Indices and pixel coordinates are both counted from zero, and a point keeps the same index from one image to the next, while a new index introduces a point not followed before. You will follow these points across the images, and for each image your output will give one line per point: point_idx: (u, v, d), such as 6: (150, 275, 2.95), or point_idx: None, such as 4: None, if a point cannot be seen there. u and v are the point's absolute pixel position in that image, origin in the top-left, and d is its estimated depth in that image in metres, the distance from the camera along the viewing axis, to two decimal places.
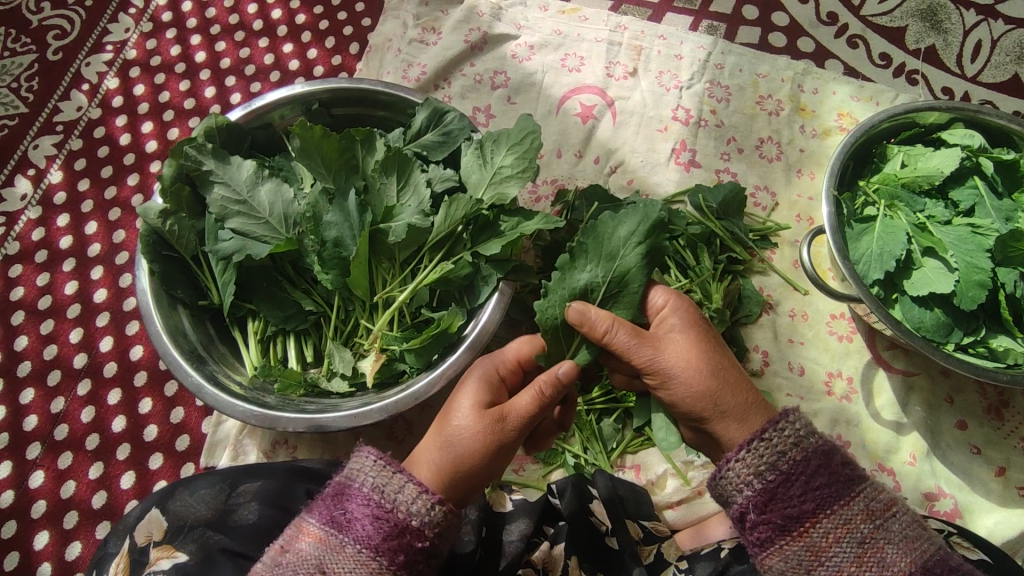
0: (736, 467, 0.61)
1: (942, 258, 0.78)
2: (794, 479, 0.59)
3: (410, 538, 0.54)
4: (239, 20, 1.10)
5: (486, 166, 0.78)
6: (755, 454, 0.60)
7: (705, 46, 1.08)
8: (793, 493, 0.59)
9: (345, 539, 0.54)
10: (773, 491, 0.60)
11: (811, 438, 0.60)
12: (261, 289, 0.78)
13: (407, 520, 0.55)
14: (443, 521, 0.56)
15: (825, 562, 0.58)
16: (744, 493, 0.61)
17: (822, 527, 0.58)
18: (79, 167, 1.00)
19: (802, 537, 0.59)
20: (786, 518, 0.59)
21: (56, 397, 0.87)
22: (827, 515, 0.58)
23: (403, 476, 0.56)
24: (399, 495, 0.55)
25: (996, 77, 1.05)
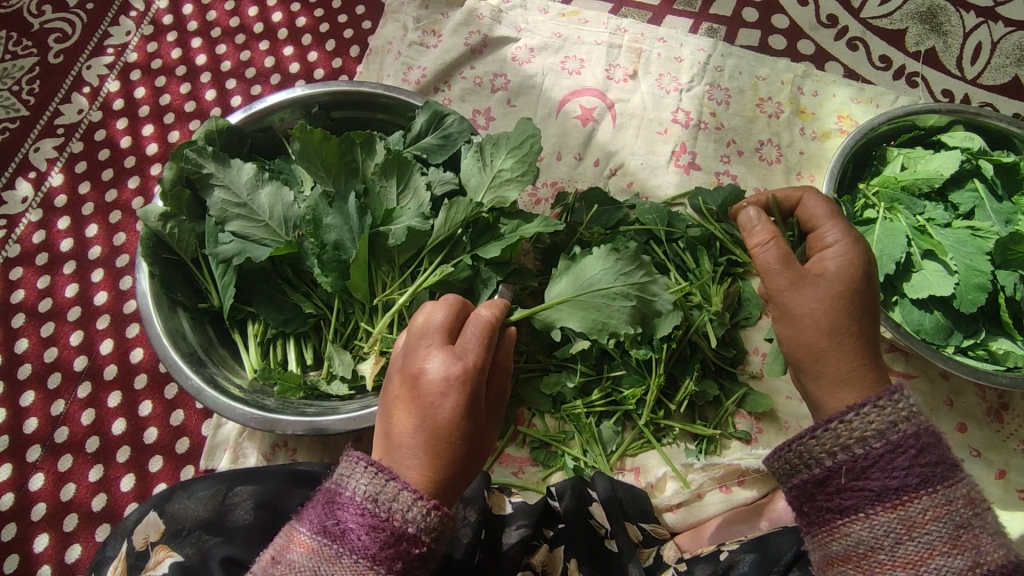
0: (838, 428, 0.56)
1: (941, 261, 0.78)
2: (901, 449, 0.54)
3: (408, 545, 0.51)
4: (239, 23, 1.10)
5: (486, 169, 0.78)
6: (867, 413, 0.56)
7: (705, 48, 1.08)
8: (893, 464, 0.54)
9: (340, 549, 0.50)
10: (873, 458, 0.55)
11: (923, 417, 0.56)
12: (260, 293, 0.78)
13: (402, 527, 0.51)
14: (440, 525, 0.52)
15: (916, 538, 0.53)
16: (840, 455, 0.56)
17: (921, 503, 0.53)
18: (79, 170, 1.00)
19: (894, 509, 0.54)
20: (884, 488, 0.54)
21: (57, 399, 0.87)
22: (928, 491, 0.53)
23: (397, 484, 0.52)
24: (394, 502, 0.51)
25: (996, 79, 1.05)
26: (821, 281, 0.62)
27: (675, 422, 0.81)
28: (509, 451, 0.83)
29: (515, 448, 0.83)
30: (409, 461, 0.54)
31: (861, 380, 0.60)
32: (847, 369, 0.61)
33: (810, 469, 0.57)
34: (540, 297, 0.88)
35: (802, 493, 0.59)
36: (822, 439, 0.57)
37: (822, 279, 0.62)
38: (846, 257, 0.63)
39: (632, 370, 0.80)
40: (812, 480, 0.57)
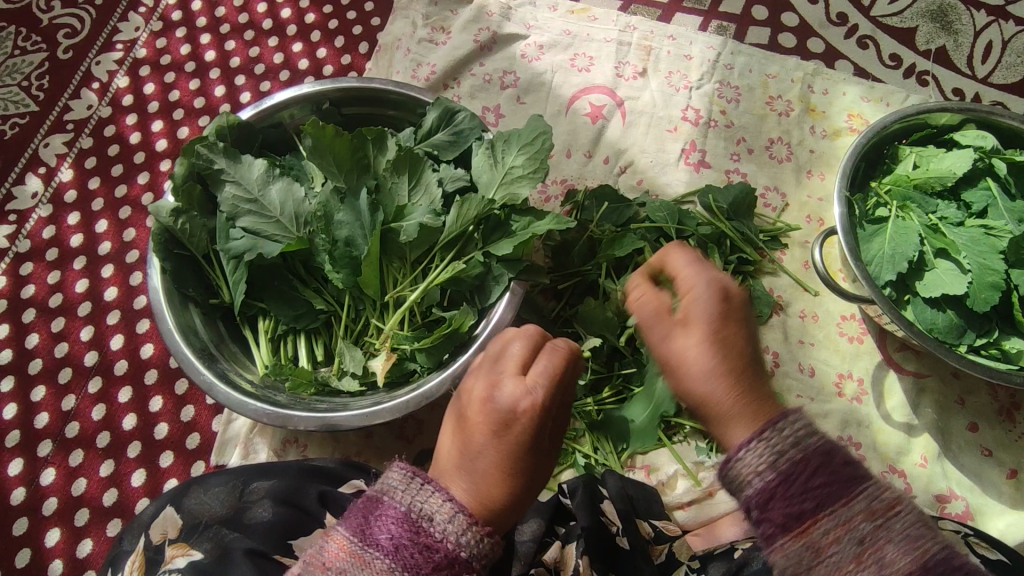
0: (741, 462, 0.52)
1: (954, 260, 0.78)
2: (790, 476, 0.51)
3: (458, 568, 0.50)
4: (248, 19, 1.10)
5: (497, 166, 0.78)
6: (755, 454, 0.51)
7: (715, 45, 1.07)
8: (785, 490, 0.51)
9: (393, 564, 0.49)
10: (774, 490, 0.51)
11: (809, 439, 0.52)
12: (272, 289, 0.78)
13: (456, 550, 0.50)
14: (488, 552, 0.52)
15: (826, 562, 0.51)
16: (751, 488, 0.52)
17: (823, 523, 0.51)
18: (90, 166, 1.00)
19: (801, 536, 0.51)
20: (786, 517, 0.51)
21: (67, 394, 0.87)
22: (826, 513, 0.51)
23: (454, 505, 0.52)
24: (449, 524, 0.51)
25: (1007, 78, 1.05)
26: (689, 350, 0.54)
27: (687, 420, 0.80)
28: None
29: None
30: (462, 490, 0.54)
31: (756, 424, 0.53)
32: (744, 423, 0.52)
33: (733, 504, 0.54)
34: (550, 294, 0.88)
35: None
36: (732, 476, 0.53)
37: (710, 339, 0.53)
38: (699, 300, 0.54)
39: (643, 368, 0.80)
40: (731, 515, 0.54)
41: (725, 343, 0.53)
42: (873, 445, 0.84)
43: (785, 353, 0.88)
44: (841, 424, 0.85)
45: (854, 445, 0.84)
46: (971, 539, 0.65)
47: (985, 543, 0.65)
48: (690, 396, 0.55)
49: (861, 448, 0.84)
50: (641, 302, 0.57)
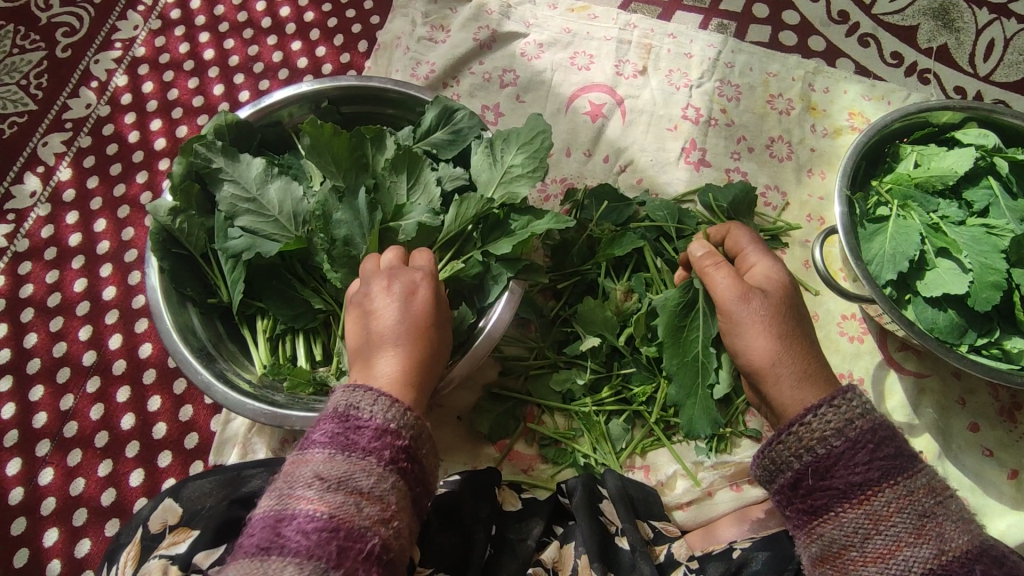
0: (801, 431, 0.60)
1: (956, 259, 0.78)
2: (862, 446, 0.58)
3: (391, 439, 0.55)
4: (247, 18, 1.10)
5: (496, 165, 0.78)
6: (823, 418, 0.59)
7: (715, 44, 1.07)
8: (862, 459, 0.58)
9: (332, 450, 0.54)
10: (836, 456, 0.58)
11: (876, 413, 0.60)
12: (271, 288, 0.78)
13: (385, 423, 0.56)
14: (417, 424, 0.57)
15: (884, 530, 0.56)
16: (803, 458, 0.59)
17: (887, 494, 0.57)
18: (88, 164, 1.00)
19: (864, 504, 0.57)
20: (849, 484, 0.57)
21: (66, 394, 0.87)
22: (890, 484, 0.57)
23: (374, 391, 0.57)
24: (373, 406, 0.56)
25: (1009, 76, 1.04)
26: (759, 315, 0.65)
27: None
28: (518, 448, 0.82)
29: (524, 445, 0.82)
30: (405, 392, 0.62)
31: (817, 385, 0.64)
32: (813, 387, 0.63)
33: (781, 475, 0.61)
34: (549, 293, 0.87)
35: (782, 501, 0.62)
36: (784, 448, 0.60)
37: (739, 299, 0.67)
38: (776, 277, 0.69)
39: (642, 369, 0.80)
40: (780, 488, 0.61)
41: (787, 313, 0.66)
42: None
43: None
44: None
45: None
46: None
47: None
48: (747, 352, 0.66)
49: None
50: (716, 273, 0.69)
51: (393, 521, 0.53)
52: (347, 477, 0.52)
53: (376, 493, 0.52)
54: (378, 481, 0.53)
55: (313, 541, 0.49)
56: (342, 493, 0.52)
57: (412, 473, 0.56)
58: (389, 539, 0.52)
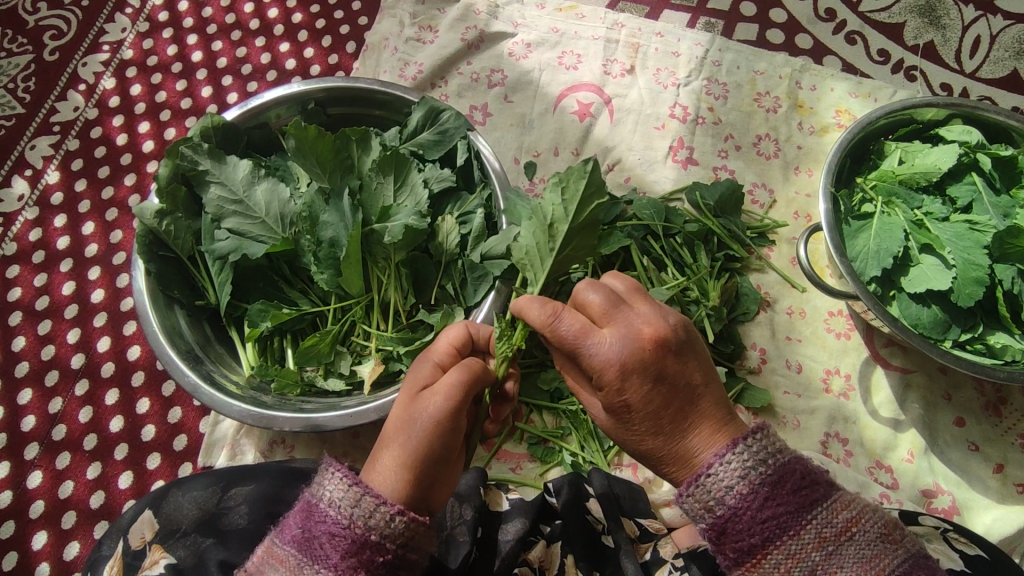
0: (686, 503, 0.55)
1: (939, 255, 0.78)
2: (743, 510, 0.53)
3: (370, 553, 0.52)
4: (235, 20, 1.10)
5: (441, 143, 0.82)
6: (700, 488, 0.54)
7: (703, 43, 1.07)
8: (746, 524, 0.53)
9: (303, 559, 0.52)
10: (722, 526, 0.54)
11: (762, 464, 0.53)
12: (258, 290, 0.79)
13: (364, 534, 0.52)
14: (405, 530, 0.53)
15: None
16: (695, 524, 0.56)
17: (774, 557, 0.52)
18: (76, 167, 1.00)
19: (754, 568, 0.53)
20: (738, 550, 0.54)
21: (55, 397, 0.87)
22: (777, 547, 0.52)
23: (359, 489, 0.54)
24: (354, 509, 0.53)
25: (995, 72, 1.05)
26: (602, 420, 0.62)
27: None
28: (507, 447, 0.83)
29: (512, 444, 0.83)
30: (397, 479, 0.55)
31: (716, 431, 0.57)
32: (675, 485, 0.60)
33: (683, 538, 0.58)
34: None
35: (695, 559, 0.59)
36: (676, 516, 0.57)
37: (590, 405, 0.62)
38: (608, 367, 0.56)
39: None
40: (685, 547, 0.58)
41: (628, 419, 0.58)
42: (859, 441, 0.84)
43: (772, 349, 0.88)
44: (827, 420, 0.85)
45: (840, 441, 0.84)
46: (951, 534, 0.66)
47: (965, 539, 0.65)
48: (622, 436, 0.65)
49: (847, 444, 0.84)
50: (566, 366, 0.63)
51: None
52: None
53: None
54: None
55: None
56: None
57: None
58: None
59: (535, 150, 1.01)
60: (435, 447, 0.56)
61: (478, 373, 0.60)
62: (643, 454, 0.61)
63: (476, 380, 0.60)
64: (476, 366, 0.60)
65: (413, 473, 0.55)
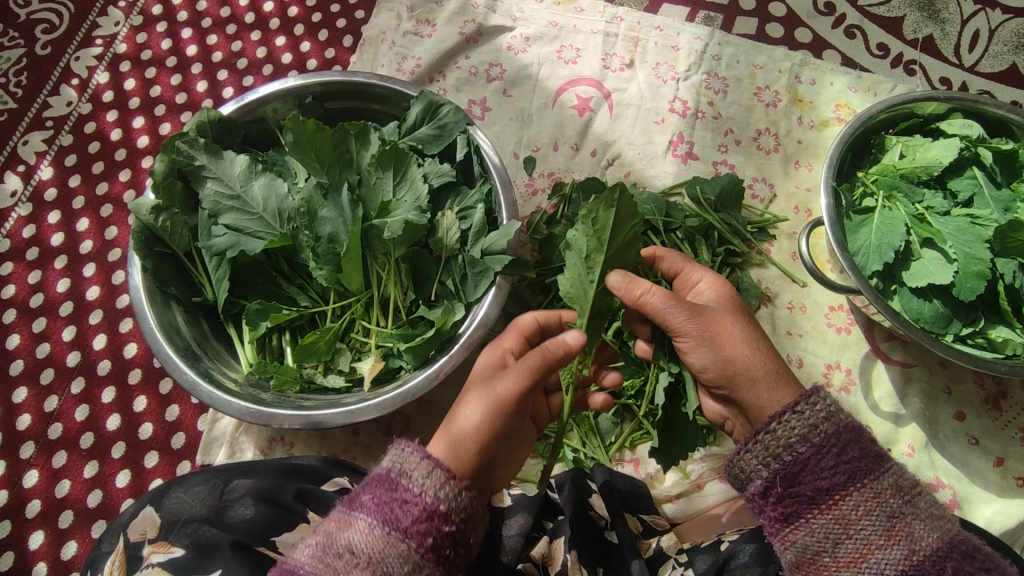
0: (766, 440, 0.60)
1: (941, 249, 0.78)
2: (827, 451, 0.59)
3: (439, 523, 0.54)
4: (230, 13, 1.09)
5: (442, 137, 0.81)
6: (787, 427, 0.60)
7: (702, 37, 1.07)
8: (830, 465, 0.58)
9: (374, 521, 0.53)
10: (803, 463, 0.59)
11: (842, 415, 0.60)
12: (256, 286, 0.78)
13: (435, 504, 0.54)
14: (468, 507, 0.56)
15: (854, 534, 0.57)
16: (772, 466, 0.60)
17: (852, 497, 0.58)
18: (70, 163, 0.98)
19: (832, 508, 0.58)
20: (816, 490, 0.58)
21: (50, 395, 0.86)
22: (856, 488, 0.58)
23: (432, 462, 0.55)
24: (427, 479, 0.55)
25: (993, 66, 1.05)
26: (705, 330, 0.64)
27: None
28: None
29: None
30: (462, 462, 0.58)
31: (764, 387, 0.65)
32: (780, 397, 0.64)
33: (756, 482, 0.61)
34: (539, 288, 0.87)
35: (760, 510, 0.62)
36: (754, 458, 0.61)
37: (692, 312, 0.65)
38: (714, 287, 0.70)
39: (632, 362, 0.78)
40: (752, 495, 0.62)
41: (732, 325, 0.67)
42: None
43: (772, 344, 0.88)
44: None
45: None
46: None
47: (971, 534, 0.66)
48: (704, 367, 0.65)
49: None
50: (652, 298, 0.63)
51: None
52: (379, 559, 0.52)
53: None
54: (410, 571, 0.52)
55: None
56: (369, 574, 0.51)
57: (454, 557, 0.55)
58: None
59: (534, 146, 1.00)
60: (496, 429, 0.59)
61: (555, 354, 0.59)
62: (725, 379, 0.65)
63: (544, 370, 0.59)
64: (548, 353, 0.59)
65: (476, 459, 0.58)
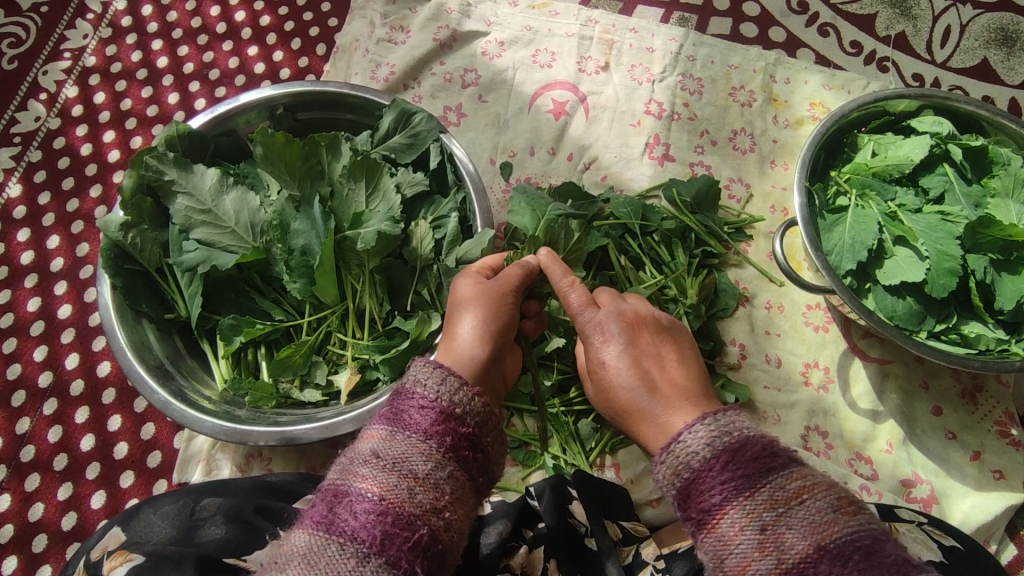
0: (661, 468, 0.55)
1: (913, 247, 0.79)
2: (709, 468, 0.52)
3: (456, 425, 0.54)
4: (201, 24, 1.08)
5: (415, 146, 0.81)
6: (675, 452, 0.54)
7: (677, 38, 1.07)
8: (715, 478, 0.51)
9: (394, 428, 0.53)
10: (688, 487, 0.53)
11: (727, 436, 0.53)
12: (229, 301, 0.77)
13: (450, 407, 0.54)
14: (483, 411, 0.55)
15: (733, 551, 0.49)
16: (673, 488, 0.54)
17: (732, 512, 0.50)
18: (39, 180, 0.97)
19: (712, 528, 0.51)
20: (700, 511, 0.52)
21: (23, 417, 0.85)
22: (733, 505, 0.50)
23: (444, 370, 0.56)
24: (441, 386, 0.55)
25: (965, 62, 1.06)
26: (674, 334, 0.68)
27: None
28: None
29: None
30: (463, 367, 0.60)
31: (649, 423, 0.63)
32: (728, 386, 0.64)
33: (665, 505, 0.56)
34: None
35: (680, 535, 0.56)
36: (660, 481, 0.55)
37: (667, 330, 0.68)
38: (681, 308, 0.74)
39: None
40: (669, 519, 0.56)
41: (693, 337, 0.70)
42: (839, 433, 0.84)
43: (751, 344, 0.88)
44: (807, 414, 0.85)
45: (821, 434, 0.84)
46: (927, 527, 0.66)
47: (939, 530, 0.66)
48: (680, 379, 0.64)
49: (827, 437, 0.84)
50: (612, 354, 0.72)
51: (446, 512, 0.50)
52: (404, 459, 0.50)
53: (431, 480, 0.50)
54: (435, 468, 0.51)
55: (360, 522, 0.46)
56: (396, 475, 0.49)
57: (475, 462, 0.54)
58: (440, 529, 0.49)
59: (510, 151, 1.00)
60: (493, 331, 0.63)
61: (534, 266, 0.69)
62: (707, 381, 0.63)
63: (517, 286, 0.66)
64: (514, 272, 0.67)
65: (476, 363, 0.61)
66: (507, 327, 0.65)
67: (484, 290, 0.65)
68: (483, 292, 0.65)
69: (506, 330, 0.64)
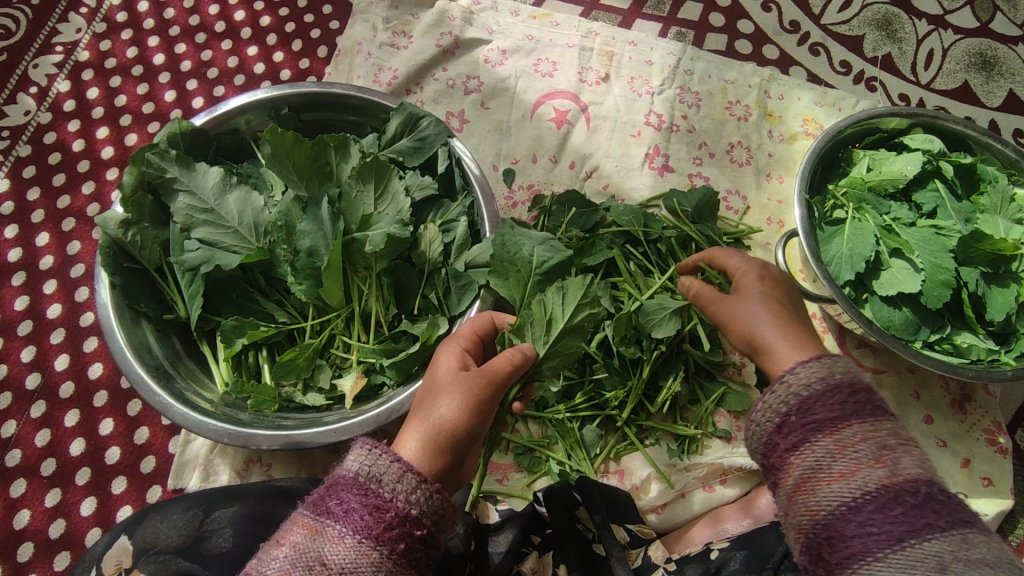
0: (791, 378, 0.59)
1: (908, 259, 0.81)
2: (837, 387, 0.57)
3: (411, 528, 0.50)
4: (199, 21, 1.06)
5: (423, 149, 0.81)
6: (808, 369, 0.59)
7: (675, 52, 1.09)
8: (833, 399, 0.56)
9: (345, 529, 0.49)
10: (815, 397, 0.57)
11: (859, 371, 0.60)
12: (230, 302, 0.76)
13: (406, 509, 0.50)
14: (441, 508, 0.52)
15: (847, 456, 0.54)
16: (789, 401, 0.58)
17: (852, 427, 0.55)
18: (28, 175, 0.94)
19: (831, 433, 0.55)
20: (824, 417, 0.56)
21: (7, 420, 0.82)
22: (858, 420, 0.55)
23: (402, 465, 0.52)
24: (398, 484, 0.51)
25: (948, 83, 1.10)
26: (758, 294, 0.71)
27: (656, 423, 0.82)
28: (493, 458, 0.82)
29: (498, 455, 0.82)
30: (425, 461, 0.55)
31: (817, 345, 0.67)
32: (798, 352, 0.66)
33: (768, 418, 0.59)
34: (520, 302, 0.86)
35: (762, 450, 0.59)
36: (775, 397, 0.59)
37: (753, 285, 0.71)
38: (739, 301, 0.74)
39: (615, 374, 0.79)
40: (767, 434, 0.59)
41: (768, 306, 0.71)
42: None
43: None
44: None
45: None
46: None
47: None
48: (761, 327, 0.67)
49: None
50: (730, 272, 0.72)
51: None
52: (352, 570, 0.47)
53: None
54: None
55: None
56: None
57: (425, 560, 0.51)
58: None
59: (513, 158, 1.01)
60: (466, 426, 0.57)
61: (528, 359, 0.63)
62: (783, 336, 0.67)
63: (500, 382, 0.60)
64: (500, 365, 0.61)
65: (437, 464, 0.56)
66: (478, 428, 0.59)
67: (463, 383, 0.59)
68: (460, 387, 0.58)
69: (477, 429, 0.59)
